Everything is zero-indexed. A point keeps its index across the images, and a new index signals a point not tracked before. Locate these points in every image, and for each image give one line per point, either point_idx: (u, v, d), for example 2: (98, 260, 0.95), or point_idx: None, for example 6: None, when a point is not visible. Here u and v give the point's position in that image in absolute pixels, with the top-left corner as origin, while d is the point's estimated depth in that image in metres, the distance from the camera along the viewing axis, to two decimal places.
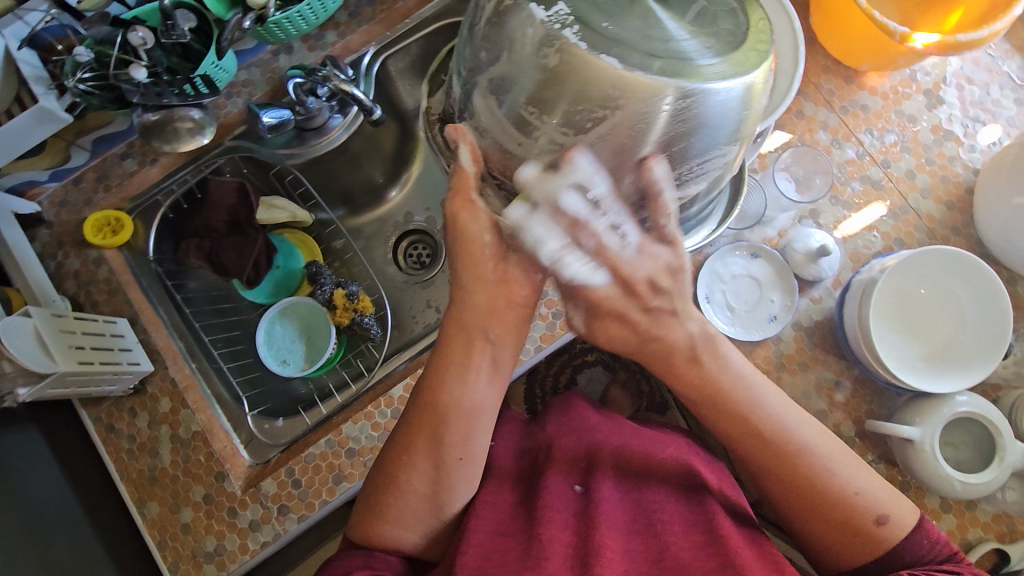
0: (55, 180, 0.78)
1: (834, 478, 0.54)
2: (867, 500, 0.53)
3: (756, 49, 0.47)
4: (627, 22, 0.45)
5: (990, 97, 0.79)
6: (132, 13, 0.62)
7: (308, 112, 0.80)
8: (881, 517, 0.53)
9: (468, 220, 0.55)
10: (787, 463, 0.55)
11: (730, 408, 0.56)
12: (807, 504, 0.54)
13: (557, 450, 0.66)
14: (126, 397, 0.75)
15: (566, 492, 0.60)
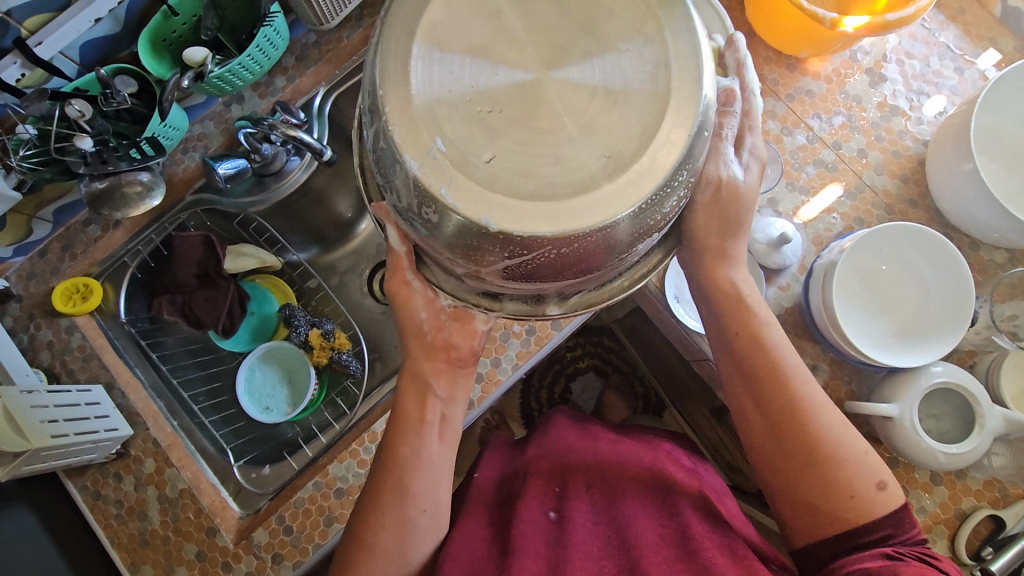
0: (21, 254, 0.78)
1: (843, 436, 0.56)
2: (869, 467, 0.55)
3: (675, 138, 0.40)
4: (511, 143, 0.40)
5: (931, 68, 0.80)
6: (72, 86, 0.63)
7: (265, 159, 0.81)
8: (880, 483, 0.54)
9: (408, 293, 0.57)
10: (800, 418, 0.56)
11: (763, 337, 0.58)
12: (811, 472, 0.55)
13: (534, 475, 0.71)
14: (110, 462, 0.74)
15: (541, 520, 0.65)
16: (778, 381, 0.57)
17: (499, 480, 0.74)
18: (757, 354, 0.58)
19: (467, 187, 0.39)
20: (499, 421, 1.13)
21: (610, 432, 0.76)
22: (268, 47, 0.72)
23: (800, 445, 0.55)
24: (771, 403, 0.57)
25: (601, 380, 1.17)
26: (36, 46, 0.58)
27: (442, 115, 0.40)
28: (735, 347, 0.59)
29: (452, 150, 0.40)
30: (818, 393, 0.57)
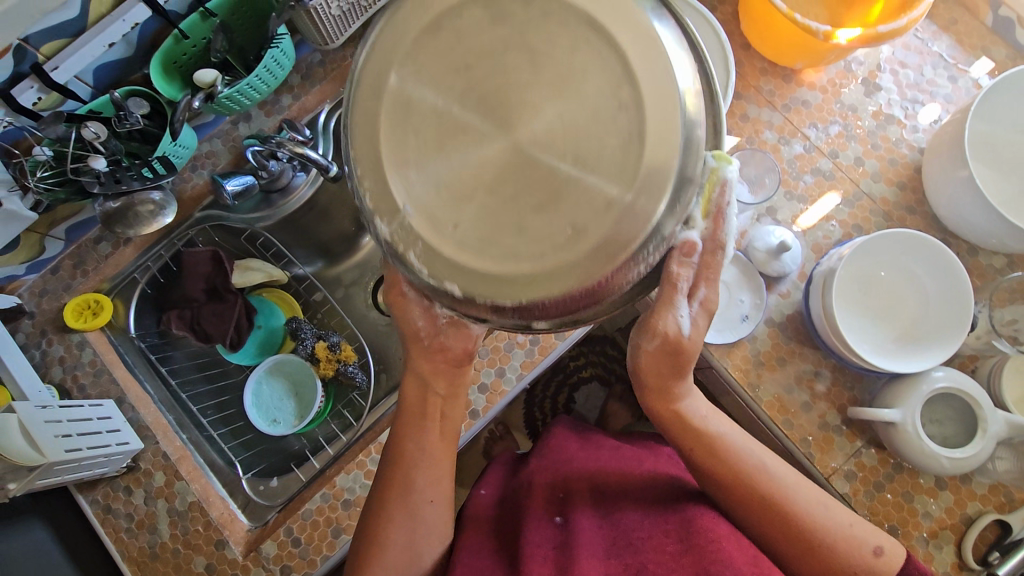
0: (33, 271, 0.80)
1: (821, 518, 0.55)
2: (860, 537, 0.55)
3: (653, 187, 0.38)
4: (484, 204, 0.40)
5: (925, 77, 0.81)
6: (86, 108, 0.65)
7: (272, 175, 0.83)
8: (875, 550, 0.55)
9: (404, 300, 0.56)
10: (774, 506, 0.56)
11: (711, 442, 0.59)
12: (806, 558, 0.55)
13: (538, 485, 0.72)
14: (120, 476, 0.75)
15: (547, 525, 0.66)
16: (745, 485, 0.57)
17: (501, 498, 0.75)
18: (718, 470, 0.58)
19: (434, 255, 0.41)
20: (504, 432, 1.15)
21: (613, 441, 0.79)
22: (275, 67, 0.74)
23: (788, 537, 0.56)
24: (747, 509, 0.57)
25: (604, 390, 1.18)
26: (53, 70, 0.60)
27: (411, 180, 0.41)
28: (688, 453, 0.60)
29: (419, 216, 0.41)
30: (784, 478, 0.57)
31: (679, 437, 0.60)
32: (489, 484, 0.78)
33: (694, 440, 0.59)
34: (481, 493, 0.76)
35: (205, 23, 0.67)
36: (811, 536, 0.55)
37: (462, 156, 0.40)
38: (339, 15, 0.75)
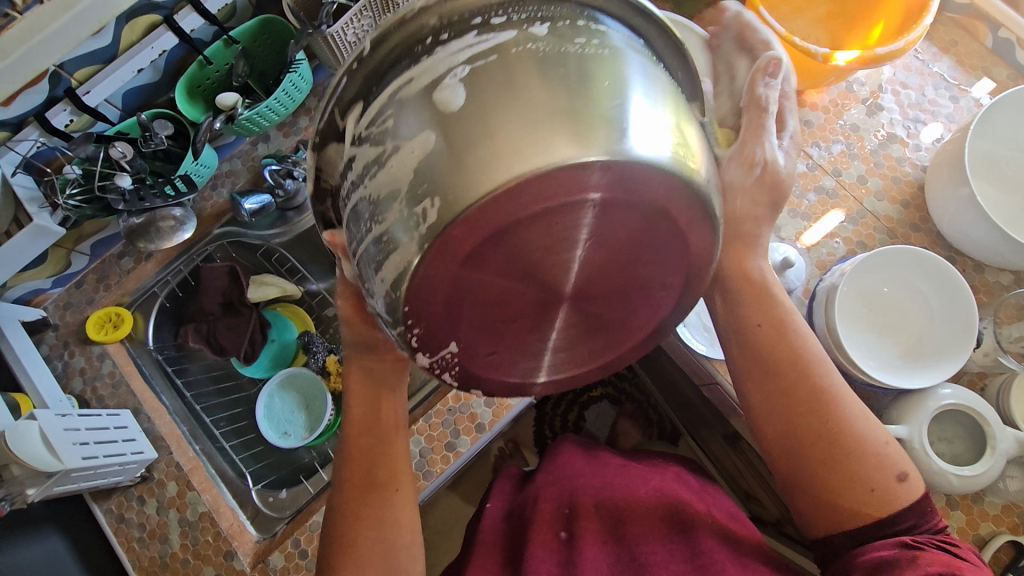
0: (59, 285, 0.83)
1: (859, 427, 0.51)
2: (891, 457, 0.51)
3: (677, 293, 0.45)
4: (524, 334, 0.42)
5: (927, 97, 0.83)
6: (115, 130, 0.68)
7: (288, 194, 0.85)
8: (902, 474, 0.50)
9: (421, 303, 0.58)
10: (817, 399, 0.52)
11: (773, 311, 0.55)
12: (824, 464, 0.51)
13: (544, 499, 0.72)
14: (134, 485, 0.77)
15: (552, 539, 0.67)
16: (793, 369, 0.53)
17: (508, 516, 0.75)
18: (769, 340, 0.55)
19: (466, 378, 0.43)
20: (514, 449, 1.12)
21: (620, 458, 0.78)
22: (293, 91, 0.77)
23: (815, 439, 0.52)
24: (783, 392, 0.53)
25: (614, 408, 1.19)
26: (85, 94, 0.63)
27: (460, 320, 0.40)
28: (749, 319, 0.55)
29: (463, 356, 0.42)
30: (839, 380, 0.53)
31: (748, 301, 0.56)
32: (497, 500, 0.78)
33: (750, 309, 0.55)
34: (488, 508, 0.77)
35: (228, 50, 0.72)
36: (840, 437, 0.51)
37: (512, 300, 0.40)
38: (355, 41, 0.76)
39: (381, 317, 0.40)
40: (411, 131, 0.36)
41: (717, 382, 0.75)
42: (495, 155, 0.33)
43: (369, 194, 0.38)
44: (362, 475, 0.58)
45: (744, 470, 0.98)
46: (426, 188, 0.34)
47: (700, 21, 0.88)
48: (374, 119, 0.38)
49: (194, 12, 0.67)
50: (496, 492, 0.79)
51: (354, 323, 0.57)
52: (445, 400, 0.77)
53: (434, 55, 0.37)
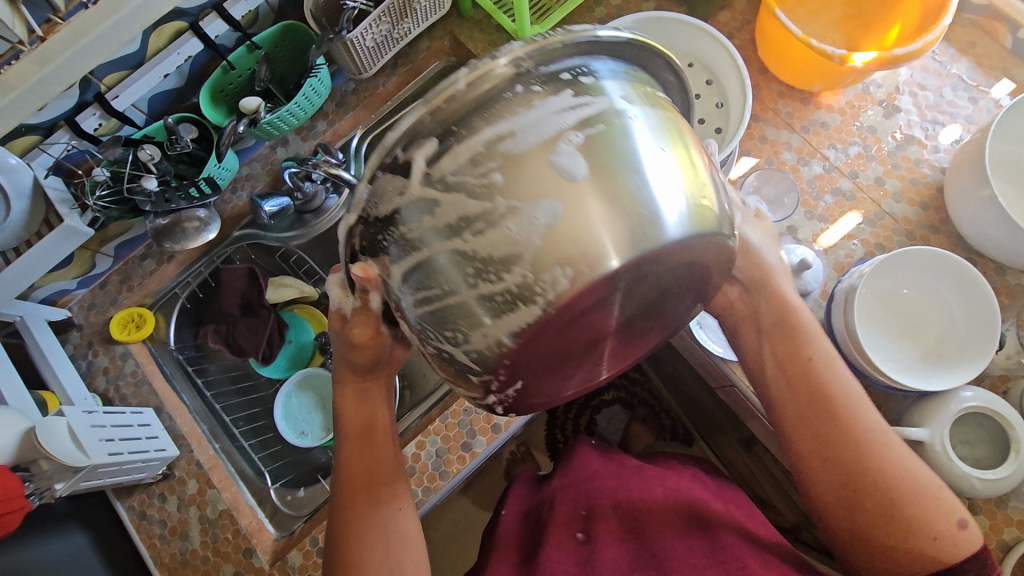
0: (84, 286, 0.85)
1: (913, 470, 0.52)
2: (949, 504, 0.52)
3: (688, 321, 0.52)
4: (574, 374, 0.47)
5: (945, 99, 0.82)
6: (141, 133, 0.70)
7: (307, 197, 0.88)
8: (960, 521, 0.51)
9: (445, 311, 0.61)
10: (869, 445, 0.53)
11: (815, 352, 0.57)
12: (882, 510, 0.52)
13: (561, 502, 0.73)
14: (156, 483, 0.78)
15: (569, 540, 0.67)
16: (839, 412, 0.54)
17: (525, 519, 0.76)
18: (812, 387, 0.56)
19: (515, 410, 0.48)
20: (526, 453, 1.14)
21: (637, 460, 0.78)
22: (313, 95, 0.78)
23: (871, 488, 0.52)
24: (830, 440, 0.54)
25: (626, 412, 1.18)
26: (113, 99, 0.65)
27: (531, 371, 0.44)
28: (789, 359, 0.57)
29: (522, 395, 0.45)
30: (884, 424, 0.54)
31: (783, 338, 0.58)
32: (514, 506, 0.79)
33: (790, 352, 0.57)
34: (505, 514, 0.78)
35: (251, 56, 0.73)
36: (894, 484, 0.52)
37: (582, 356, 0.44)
38: (372, 46, 0.79)
39: (466, 367, 0.43)
40: (521, 202, 0.38)
41: (734, 384, 0.75)
42: (595, 251, 0.38)
43: (455, 256, 0.40)
44: (380, 473, 0.59)
45: (760, 475, 0.97)
46: (528, 269, 0.38)
47: (715, 24, 0.88)
48: (466, 173, 0.39)
49: (219, 18, 0.68)
50: (512, 498, 0.81)
51: (367, 347, 0.58)
52: (461, 401, 0.77)
53: (525, 114, 0.39)
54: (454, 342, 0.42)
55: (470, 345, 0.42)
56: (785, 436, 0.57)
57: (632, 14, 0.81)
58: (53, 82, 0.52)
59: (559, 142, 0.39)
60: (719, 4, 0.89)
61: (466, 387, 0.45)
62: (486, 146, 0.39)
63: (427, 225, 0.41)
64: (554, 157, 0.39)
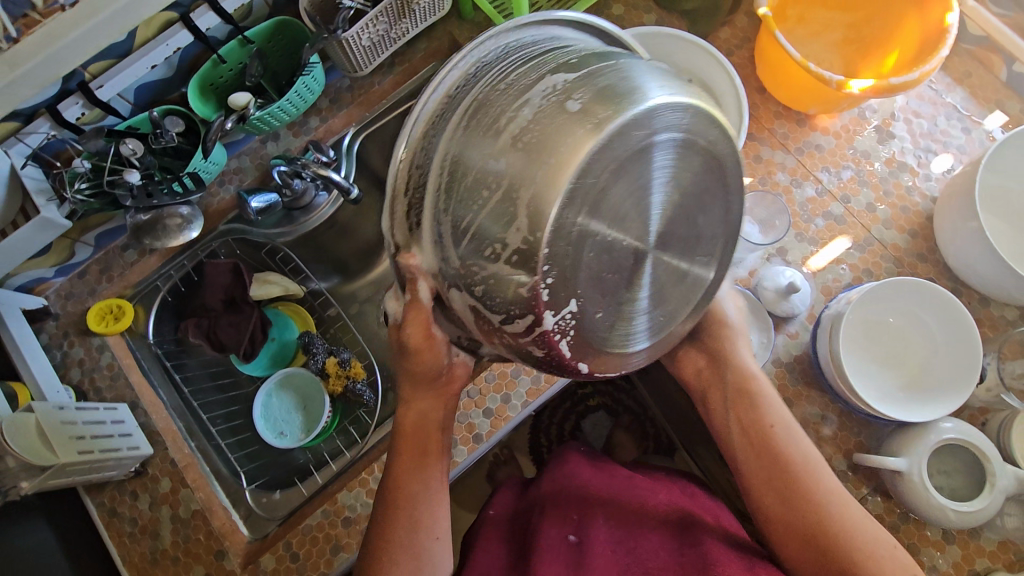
0: (61, 275, 0.82)
1: (871, 530, 0.55)
2: (902, 564, 0.54)
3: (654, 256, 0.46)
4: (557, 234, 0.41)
5: (939, 127, 0.83)
6: (126, 124, 0.69)
7: (296, 194, 0.86)
8: None
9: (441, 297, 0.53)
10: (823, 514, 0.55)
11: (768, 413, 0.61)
12: (834, 556, 0.54)
13: (551, 507, 0.71)
14: (127, 480, 0.76)
15: (561, 543, 0.66)
16: (795, 484, 0.57)
17: (515, 515, 0.76)
18: (773, 458, 0.59)
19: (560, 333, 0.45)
20: (509, 456, 1.15)
21: (626, 469, 0.78)
22: (306, 92, 0.77)
23: (834, 549, 0.54)
24: (794, 505, 0.56)
25: (610, 420, 1.18)
26: (98, 88, 0.63)
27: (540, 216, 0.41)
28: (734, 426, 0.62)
29: (580, 320, 0.44)
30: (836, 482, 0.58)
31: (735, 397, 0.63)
32: (499, 506, 0.78)
33: (752, 419, 0.61)
34: (491, 513, 0.76)
35: (243, 49, 0.72)
36: (852, 543, 0.54)
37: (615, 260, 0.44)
38: (368, 46, 0.78)
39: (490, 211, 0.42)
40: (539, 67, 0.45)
41: None
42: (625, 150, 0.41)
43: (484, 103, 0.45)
44: None
45: (740, 491, 0.97)
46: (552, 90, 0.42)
47: (715, 40, 0.88)
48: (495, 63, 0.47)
49: (211, 11, 0.67)
50: (498, 497, 0.80)
51: (423, 349, 0.56)
52: None
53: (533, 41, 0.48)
54: (493, 257, 0.43)
55: (505, 245, 0.42)
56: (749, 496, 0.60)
57: (634, 27, 0.80)
58: (25, 83, 0.52)
59: (530, 77, 0.44)
60: (720, 20, 0.88)
61: (520, 318, 0.44)
62: (481, 93, 0.45)
63: (457, 158, 0.44)
64: (540, 83, 0.43)
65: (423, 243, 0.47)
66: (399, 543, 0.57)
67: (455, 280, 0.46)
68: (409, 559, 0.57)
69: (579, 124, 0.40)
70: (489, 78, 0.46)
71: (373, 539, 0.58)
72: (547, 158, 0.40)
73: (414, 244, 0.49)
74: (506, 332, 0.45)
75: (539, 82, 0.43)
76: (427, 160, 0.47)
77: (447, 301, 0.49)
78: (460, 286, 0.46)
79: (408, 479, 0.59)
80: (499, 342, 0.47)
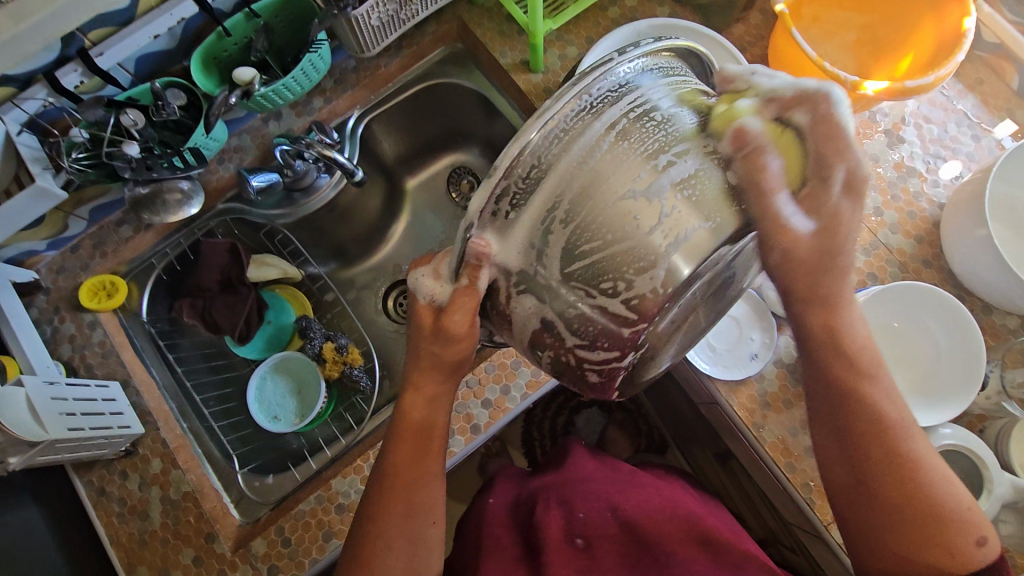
0: (54, 248, 0.81)
1: (944, 486, 0.53)
2: (972, 522, 0.52)
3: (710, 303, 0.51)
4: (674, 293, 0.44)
5: (949, 133, 0.82)
6: (126, 95, 0.66)
7: (296, 174, 0.84)
8: (981, 539, 0.52)
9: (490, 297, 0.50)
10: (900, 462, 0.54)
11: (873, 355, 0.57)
12: (904, 501, 0.53)
13: (553, 502, 0.70)
14: (117, 459, 0.75)
15: (568, 547, 0.65)
16: (881, 428, 0.55)
17: (513, 507, 0.74)
18: (862, 404, 0.56)
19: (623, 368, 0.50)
20: (501, 449, 1.14)
21: (626, 465, 0.78)
22: (311, 70, 0.75)
23: (898, 490, 0.53)
24: (868, 455, 0.55)
25: (604, 416, 1.18)
26: (97, 56, 0.61)
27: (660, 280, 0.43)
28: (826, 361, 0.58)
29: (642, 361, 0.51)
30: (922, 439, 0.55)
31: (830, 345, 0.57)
32: (499, 496, 0.77)
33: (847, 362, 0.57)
34: (491, 503, 0.75)
35: (249, 23, 0.69)
36: (920, 493, 0.53)
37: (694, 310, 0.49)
38: (377, 25, 0.77)
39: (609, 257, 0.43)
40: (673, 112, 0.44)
41: (717, 402, 0.75)
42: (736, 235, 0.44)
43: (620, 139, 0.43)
44: None
45: (732, 489, 0.97)
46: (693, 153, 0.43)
47: (728, 37, 0.87)
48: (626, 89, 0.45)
49: None
50: (496, 488, 0.78)
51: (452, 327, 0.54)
52: None
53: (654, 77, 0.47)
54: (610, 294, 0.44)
55: (624, 295, 0.44)
56: (820, 432, 0.58)
57: (648, 18, 0.79)
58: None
59: (667, 136, 0.44)
60: (735, 16, 0.87)
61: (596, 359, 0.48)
62: (621, 131, 0.43)
63: (577, 200, 0.43)
64: (678, 150, 0.43)
65: (509, 237, 0.45)
66: (391, 532, 0.56)
67: (534, 288, 0.46)
68: (405, 545, 0.57)
69: (703, 221, 0.43)
70: (625, 109, 0.43)
71: (364, 522, 0.57)
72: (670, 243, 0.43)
73: (491, 230, 0.45)
74: (576, 353, 0.48)
75: (685, 140, 0.44)
76: (545, 171, 0.43)
77: (508, 301, 0.49)
78: (542, 297, 0.46)
79: (407, 467, 0.58)
80: (558, 362, 0.50)
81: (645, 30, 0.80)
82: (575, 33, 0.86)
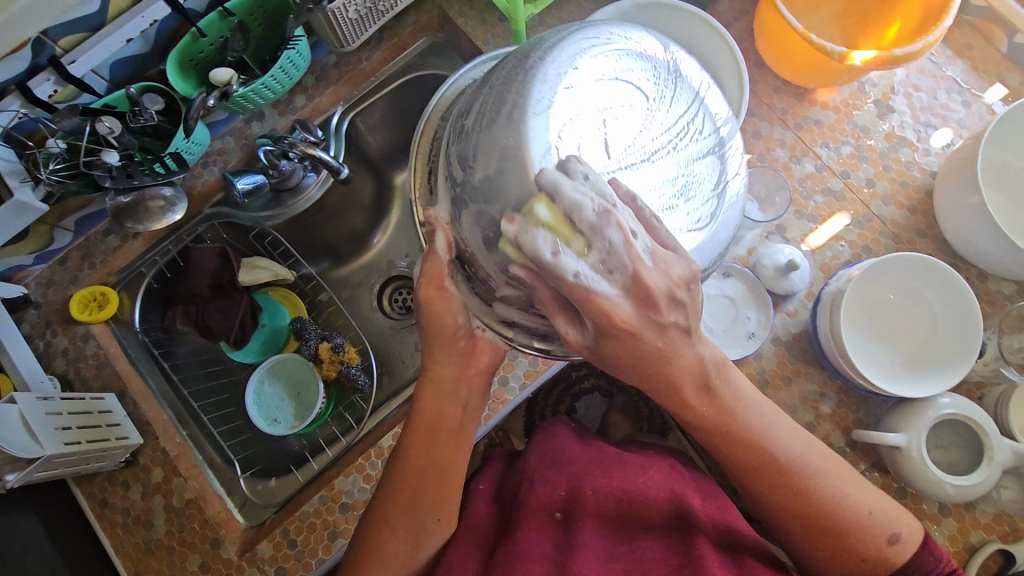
0: (42, 262, 0.80)
1: (842, 500, 0.56)
2: (881, 523, 0.56)
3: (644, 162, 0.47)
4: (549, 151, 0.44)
5: (939, 101, 0.81)
6: (101, 103, 0.65)
7: (283, 174, 0.83)
8: (892, 537, 0.56)
9: (441, 305, 0.56)
10: (777, 477, 0.56)
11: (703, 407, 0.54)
12: (813, 519, 0.56)
13: (538, 483, 0.68)
14: (118, 470, 0.75)
15: (546, 521, 0.64)
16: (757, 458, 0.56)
17: (499, 493, 0.72)
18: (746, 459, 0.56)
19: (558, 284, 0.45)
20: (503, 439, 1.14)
21: (611, 446, 0.75)
22: (291, 68, 0.74)
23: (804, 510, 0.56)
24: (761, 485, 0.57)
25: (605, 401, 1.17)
26: (70, 64, 0.60)
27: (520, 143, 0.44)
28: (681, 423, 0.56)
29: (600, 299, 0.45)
30: (790, 448, 0.57)
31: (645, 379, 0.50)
32: (488, 481, 0.75)
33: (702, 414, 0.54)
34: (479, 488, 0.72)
35: (223, 22, 0.68)
36: (826, 515, 0.56)
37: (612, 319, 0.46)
38: (355, 18, 0.76)
39: (487, 146, 0.46)
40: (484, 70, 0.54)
41: None
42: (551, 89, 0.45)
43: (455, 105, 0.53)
44: None
45: None
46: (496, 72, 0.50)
47: (714, 13, 0.86)
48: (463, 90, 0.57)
49: None
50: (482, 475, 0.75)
51: (434, 303, 0.56)
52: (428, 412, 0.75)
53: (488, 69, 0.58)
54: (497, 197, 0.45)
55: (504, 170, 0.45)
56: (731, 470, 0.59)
57: None
58: None
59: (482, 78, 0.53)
60: None
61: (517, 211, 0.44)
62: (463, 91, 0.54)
63: (449, 138, 0.50)
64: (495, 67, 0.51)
65: (436, 199, 0.52)
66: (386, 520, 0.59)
67: (465, 197, 0.48)
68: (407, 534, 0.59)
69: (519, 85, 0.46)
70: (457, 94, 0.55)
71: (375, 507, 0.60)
72: (511, 96, 0.46)
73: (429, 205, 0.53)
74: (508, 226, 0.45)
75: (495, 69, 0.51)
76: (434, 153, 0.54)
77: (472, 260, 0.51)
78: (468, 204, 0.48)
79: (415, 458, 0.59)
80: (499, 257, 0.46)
81: (628, 9, 0.78)
82: (556, 16, 0.84)
